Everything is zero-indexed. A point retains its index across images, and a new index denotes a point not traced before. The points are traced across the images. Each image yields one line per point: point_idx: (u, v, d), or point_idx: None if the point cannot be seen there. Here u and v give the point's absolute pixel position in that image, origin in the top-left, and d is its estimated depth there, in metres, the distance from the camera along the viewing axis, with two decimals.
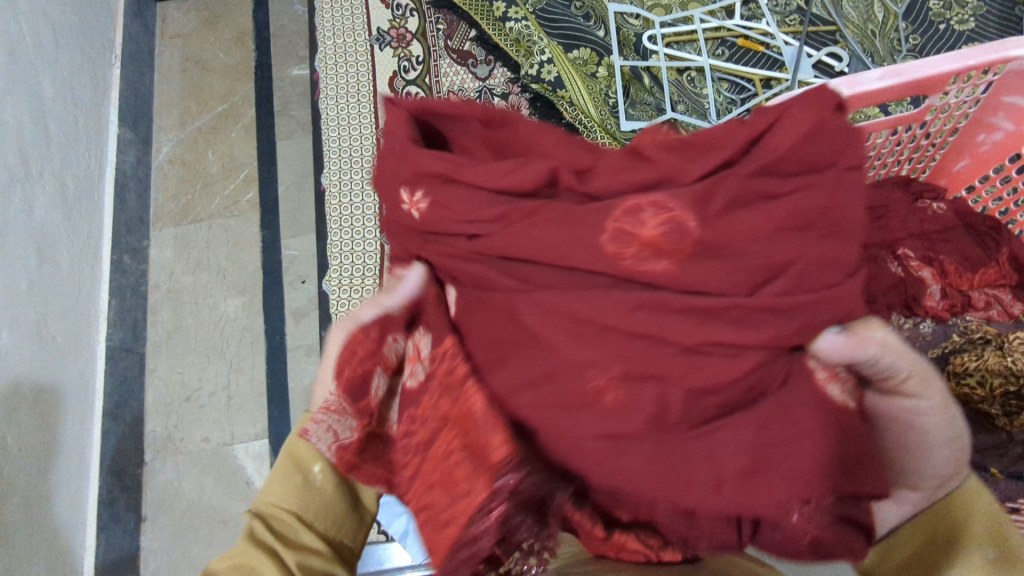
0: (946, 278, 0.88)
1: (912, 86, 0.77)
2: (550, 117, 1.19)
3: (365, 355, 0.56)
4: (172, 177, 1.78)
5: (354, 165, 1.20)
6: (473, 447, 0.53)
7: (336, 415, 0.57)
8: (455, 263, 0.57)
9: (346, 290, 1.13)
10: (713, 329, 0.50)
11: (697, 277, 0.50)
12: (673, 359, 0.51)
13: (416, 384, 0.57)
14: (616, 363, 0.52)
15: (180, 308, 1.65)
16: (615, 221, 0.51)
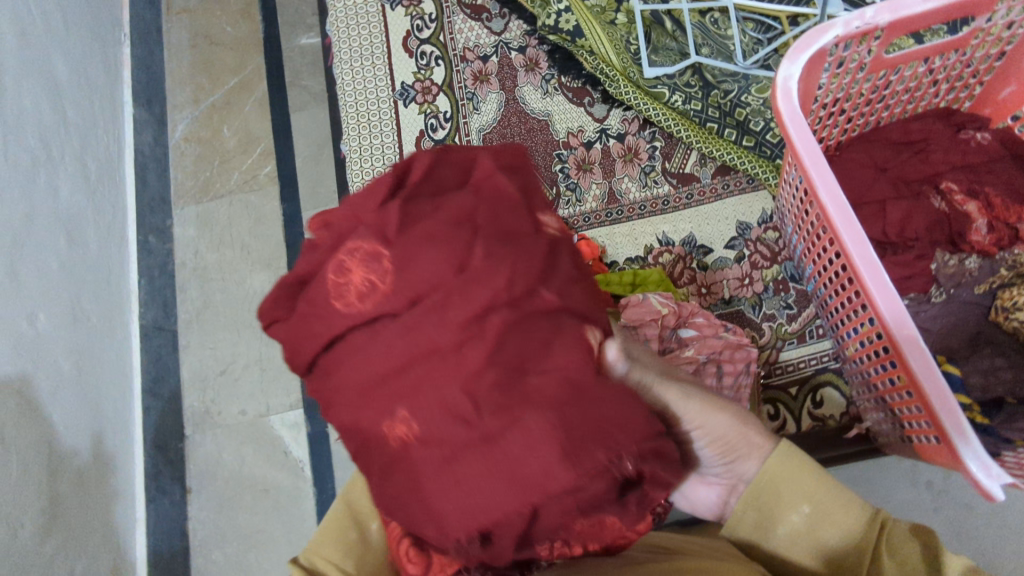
0: (993, 211, 0.84)
1: (956, 7, 0.73)
2: (569, 70, 1.16)
3: None
4: (189, 154, 1.77)
5: (373, 130, 1.18)
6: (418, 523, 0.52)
7: None
8: (351, 413, 0.51)
9: None
10: (450, 341, 0.47)
11: (435, 268, 0.48)
12: (451, 366, 0.47)
13: None
14: (437, 426, 0.48)
15: (208, 285, 1.66)
16: (398, 256, 0.48)
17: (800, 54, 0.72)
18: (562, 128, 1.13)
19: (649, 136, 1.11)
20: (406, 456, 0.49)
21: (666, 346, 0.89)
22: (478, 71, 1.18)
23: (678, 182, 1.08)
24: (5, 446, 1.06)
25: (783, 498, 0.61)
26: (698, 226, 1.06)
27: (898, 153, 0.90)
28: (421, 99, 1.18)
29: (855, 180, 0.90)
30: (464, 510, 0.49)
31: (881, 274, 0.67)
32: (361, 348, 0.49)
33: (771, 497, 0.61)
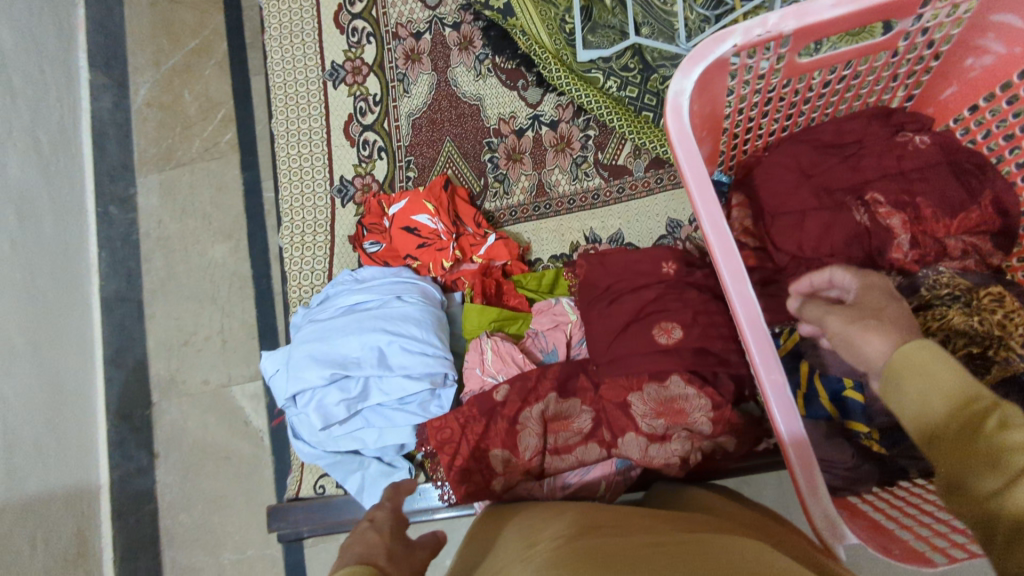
0: (920, 225, 0.79)
1: (874, 11, 0.63)
2: (504, 49, 1.09)
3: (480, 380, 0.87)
4: (151, 120, 1.72)
5: (302, 113, 1.13)
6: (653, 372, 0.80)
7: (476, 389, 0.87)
8: (660, 298, 0.82)
9: (299, 248, 1.08)
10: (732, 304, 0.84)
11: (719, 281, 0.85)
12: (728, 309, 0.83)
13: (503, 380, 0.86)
14: (718, 319, 0.81)
15: (171, 255, 1.64)
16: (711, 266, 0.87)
17: (695, 66, 0.64)
18: (493, 115, 1.08)
19: (583, 124, 1.05)
20: (694, 336, 0.80)
21: (575, 354, 0.89)
22: (410, 49, 1.12)
23: (610, 174, 1.03)
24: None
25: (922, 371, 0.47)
26: (627, 223, 1.02)
27: (826, 157, 0.83)
28: (350, 80, 1.12)
29: (776, 188, 0.84)
30: (683, 359, 0.79)
31: (759, 319, 0.62)
32: (698, 290, 0.83)
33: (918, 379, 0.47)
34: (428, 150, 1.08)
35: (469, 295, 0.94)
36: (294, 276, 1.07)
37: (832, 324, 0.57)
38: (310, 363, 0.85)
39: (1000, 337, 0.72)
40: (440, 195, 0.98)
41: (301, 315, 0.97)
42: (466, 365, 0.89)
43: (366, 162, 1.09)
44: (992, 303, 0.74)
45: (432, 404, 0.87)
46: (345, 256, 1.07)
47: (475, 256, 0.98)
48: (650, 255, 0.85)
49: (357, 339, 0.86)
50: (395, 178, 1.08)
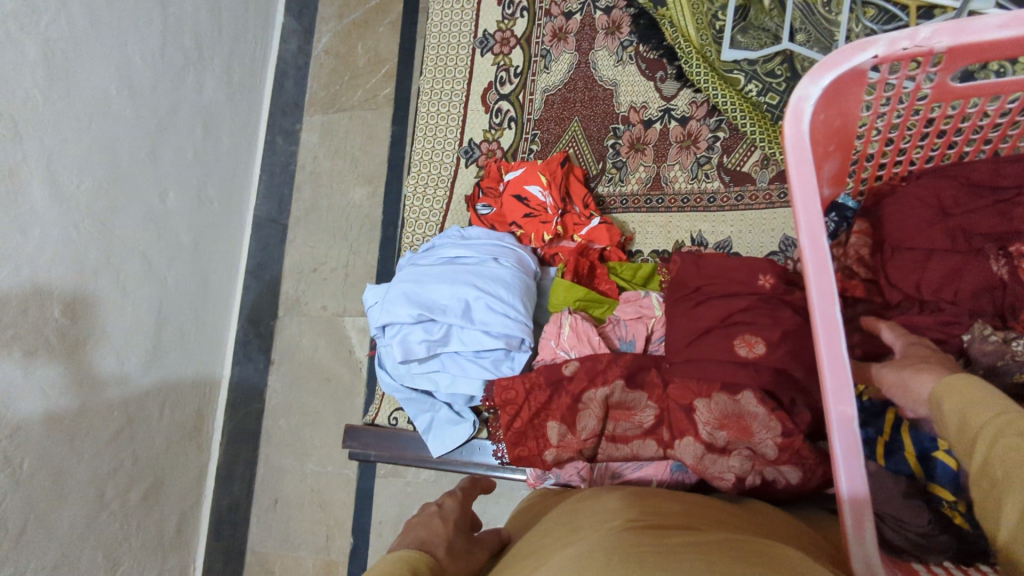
0: None
1: None
2: (649, 39, 1.08)
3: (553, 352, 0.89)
4: (326, 67, 1.89)
5: (446, 73, 1.20)
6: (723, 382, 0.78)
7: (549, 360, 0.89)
8: (748, 309, 0.79)
9: (419, 198, 1.16)
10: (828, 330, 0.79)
11: None
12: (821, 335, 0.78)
13: (573, 358, 0.87)
14: (808, 344, 0.77)
15: (319, 189, 1.81)
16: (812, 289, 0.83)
17: (826, 73, 0.60)
18: (625, 102, 1.08)
19: (714, 124, 1.02)
20: (776, 356, 0.76)
21: (653, 350, 0.89)
22: (559, 28, 1.15)
23: (731, 180, 1.00)
24: (125, 293, 1.26)
25: (963, 393, 0.52)
26: (739, 233, 0.98)
27: (974, 198, 0.73)
28: (497, 50, 1.18)
29: (906, 222, 0.76)
30: (757, 376, 0.76)
31: (840, 346, 0.56)
32: (791, 310, 0.79)
33: (959, 399, 0.52)
34: (554, 127, 1.11)
35: (560, 270, 0.96)
36: (410, 222, 1.15)
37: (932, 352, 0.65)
38: (402, 301, 0.92)
39: None
40: (555, 170, 1.01)
41: (407, 258, 1.05)
42: (543, 336, 0.91)
43: (495, 129, 1.15)
44: None
45: (505, 364, 0.92)
46: (458, 214, 1.13)
47: (576, 235, 1.00)
48: (748, 265, 0.82)
49: (449, 288, 0.91)
50: (518, 149, 1.12)
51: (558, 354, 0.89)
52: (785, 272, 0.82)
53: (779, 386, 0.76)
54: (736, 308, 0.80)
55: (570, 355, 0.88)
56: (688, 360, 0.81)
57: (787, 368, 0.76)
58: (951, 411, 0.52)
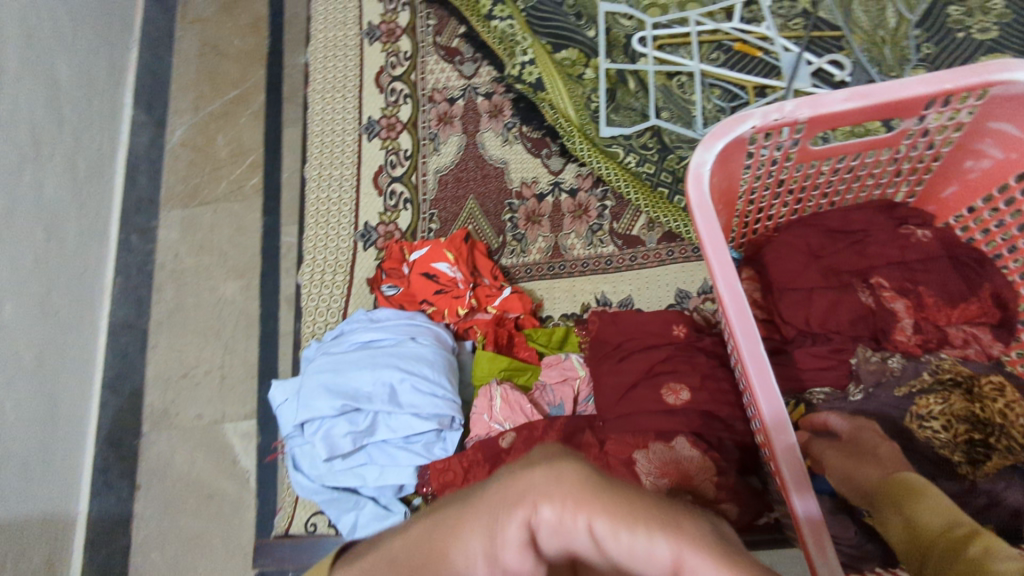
0: (922, 312, 0.82)
1: (883, 107, 0.71)
2: (531, 120, 1.17)
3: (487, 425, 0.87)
4: (184, 159, 1.73)
5: (334, 160, 1.20)
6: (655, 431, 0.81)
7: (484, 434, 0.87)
8: (667, 359, 0.84)
9: (318, 286, 1.12)
10: None
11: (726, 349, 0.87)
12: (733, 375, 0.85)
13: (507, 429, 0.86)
14: (724, 384, 0.83)
15: (183, 285, 1.61)
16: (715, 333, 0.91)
17: (716, 142, 0.70)
18: (516, 178, 1.14)
19: (601, 194, 1.11)
20: (699, 400, 0.82)
21: (581, 410, 0.90)
22: (443, 112, 1.20)
23: (624, 243, 1.08)
24: None
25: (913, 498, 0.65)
26: (638, 290, 1.05)
27: (834, 241, 0.87)
28: (384, 135, 1.19)
29: (785, 266, 0.87)
30: (686, 421, 0.81)
31: (770, 377, 0.63)
32: (703, 355, 0.85)
33: (910, 499, 0.65)
34: (451, 206, 1.14)
35: (482, 343, 0.97)
36: (309, 311, 1.10)
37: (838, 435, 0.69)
38: (321, 393, 0.86)
39: (1001, 426, 0.75)
40: (460, 247, 1.03)
41: (314, 349, 0.99)
42: (474, 411, 0.89)
43: (391, 211, 1.14)
44: (994, 392, 0.76)
45: (437, 446, 0.87)
46: (361, 297, 1.09)
47: (490, 307, 1.01)
48: (661, 318, 0.89)
49: (370, 374, 0.87)
50: (417, 229, 1.13)
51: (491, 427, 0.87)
52: (692, 320, 0.89)
53: (708, 428, 0.81)
54: (657, 359, 0.85)
55: (505, 426, 0.87)
56: (620, 415, 0.84)
57: (711, 409, 0.81)
58: (903, 510, 0.65)
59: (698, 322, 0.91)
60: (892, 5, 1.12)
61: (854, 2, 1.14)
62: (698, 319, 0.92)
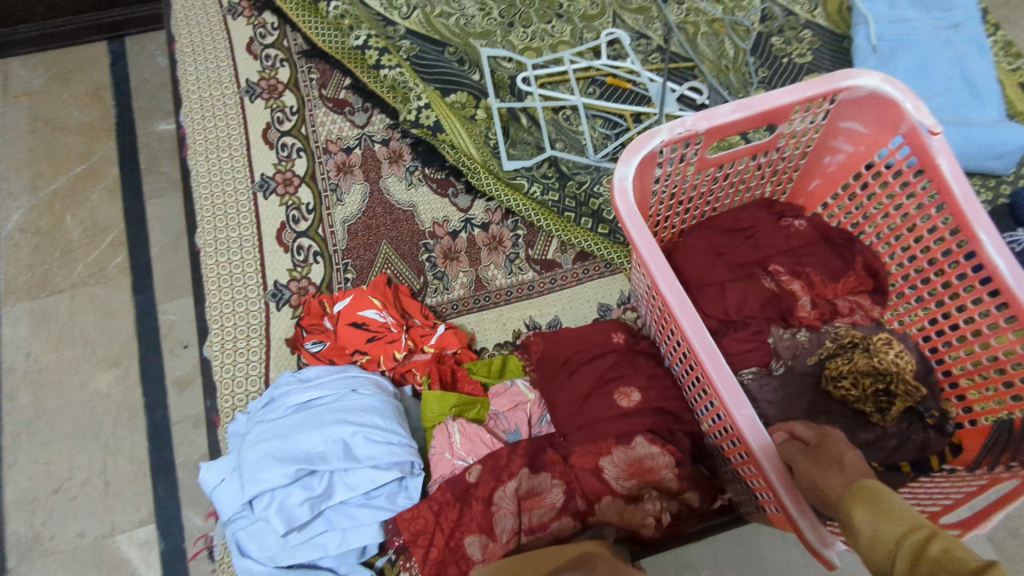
0: (814, 289, 0.94)
1: (762, 115, 0.82)
2: (432, 162, 1.19)
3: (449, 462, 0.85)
4: (24, 246, 1.42)
5: (229, 222, 1.13)
6: (616, 436, 0.84)
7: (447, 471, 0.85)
8: (613, 365, 0.88)
9: (230, 356, 1.04)
10: None
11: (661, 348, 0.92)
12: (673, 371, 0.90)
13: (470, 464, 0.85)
14: (669, 379, 0.87)
15: (42, 390, 1.29)
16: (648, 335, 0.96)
17: (633, 157, 0.77)
18: (427, 219, 1.15)
19: (512, 225, 1.15)
20: (651, 397, 0.85)
21: (536, 432, 0.91)
22: (341, 162, 1.18)
23: (542, 268, 1.12)
24: None
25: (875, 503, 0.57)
26: (562, 310, 1.10)
27: (731, 239, 0.97)
28: (282, 191, 1.16)
29: (695, 266, 0.96)
30: (642, 420, 0.84)
31: (720, 360, 0.71)
32: (644, 356, 0.90)
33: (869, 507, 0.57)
34: (365, 253, 1.12)
35: (427, 384, 0.96)
36: (225, 384, 1.01)
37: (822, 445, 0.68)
38: (268, 463, 0.80)
39: (898, 372, 0.83)
40: (385, 292, 1.01)
41: (243, 421, 0.91)
42: (434, 452, 0.87)
43: (301, 266, 1.10)
44: (884, 345, 0.86)
45: (400, 496, 0.84)
46: (282, 359, 1.03)
47: (427, 346, 0.99)
48: (600, 329, 0.94)
49: (319, 433, 0.82)
50: (333, 281, 1.09)
51: (453, 463, 0.85)
52: (627, 326, 0.94)
53: (663, 423, 0.84)
54: (603, 367, 0.89)
55: (467, 458, 0.85)
56: (579, 427, 0.86)
57: (663, 405, 0.84)
58: (860, 515, 0.57)
59: (631, 327, 0.96)
60: (729, 38, 1.30)
61: (698, 36, 1.30)
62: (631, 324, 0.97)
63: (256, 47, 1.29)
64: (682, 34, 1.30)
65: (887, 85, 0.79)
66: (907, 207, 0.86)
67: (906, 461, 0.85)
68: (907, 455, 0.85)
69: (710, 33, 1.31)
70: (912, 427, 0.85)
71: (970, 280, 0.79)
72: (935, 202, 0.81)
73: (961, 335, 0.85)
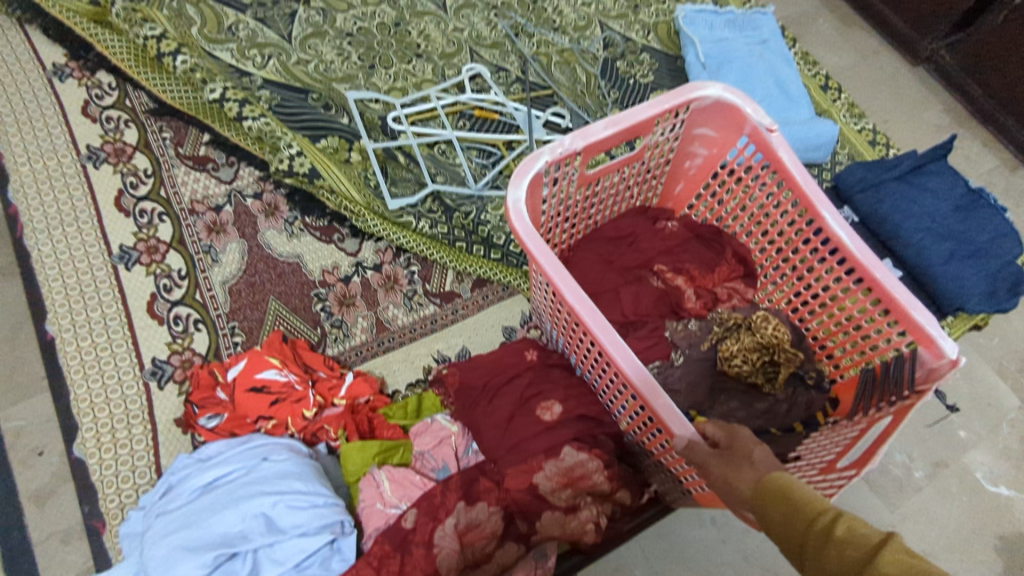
0: (695, 282, 1.02)
1: (630, 129, 0.88)
2: (312, 210, 1.15)
3: (382, 511, 0.82)
4: None
5: (88, 303, 1.02)
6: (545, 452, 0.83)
7: (382, 521, 0.81)
8: (530, 382, 0.89)
9: (110, 450, 0.92)
10: None
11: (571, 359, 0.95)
12: None
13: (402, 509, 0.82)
14: (584, 388, 0.90)
15: None
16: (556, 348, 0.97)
17: (523, 179, 0.80)
18: (316, 268, 1.11)
19: (404, 263, 1.14)
20: (572, 408, 0.86)
21: (465, 464, 0.89)
22: (212, 222, 1.11)
23: (442, 300, 1.12)
24: None
25: (785, 495, 0.61)
26: (468, 339, 1.10)
27: (617, 247, 1.04)
28: (146, 259, 1.06)
29: (590, 276, 1.02)
30: (568, 431, 0.85)
31: (634, 358, 0.74)
32: (558, 369, 0.91)
33: (779, 501, 0.60)
34: (252, 312, 1.05)
35: (344, 437, 0.90)
36: (110, 482, 0.91)
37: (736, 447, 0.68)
38: (180, 558, 0.72)
39: (778, 344, 0.92)
40: (283, 349, 0.96)
41: (139, 519, 0.81)
42: (363, 505, 0.83)
43: (181, 338, 1.01)
44: (763, 321, 0.94)
45: (334, 560, 0.76)
46: (174, 442, 0.93)
47: (337, 398, 0.95)
48: (511, 349, 0.94)
49: (235, 511, 0.74)
50: (220, 348, 1.01)
51: (384, 512, 0.81)
52: (536, 343, 0.96)
53: (587, 430, 0.86)
54: (522, 386, 0.89)
55: (400, 503, 0.82)
56: (509, 449, 0.85)
57: (583, 413, 0.86)
58: (778, 505, 0.60)
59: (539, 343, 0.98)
60: (580, 65, 1.40)
61: (552, 66, 1.39)
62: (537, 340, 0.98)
63: (95, 109, 1.18)
64: (537, 65, 1.38)
65: (729, 93, 0.89)
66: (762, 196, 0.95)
67: (798, 421, 0.92)
68: (798, 415, 0.92)
69: (563, 62, 1.40)
70: (798, 390, 0.93)
71: (821, 252, 0.90)
72: (783, 190, 0.92)
73: (823, 302, 0.96)
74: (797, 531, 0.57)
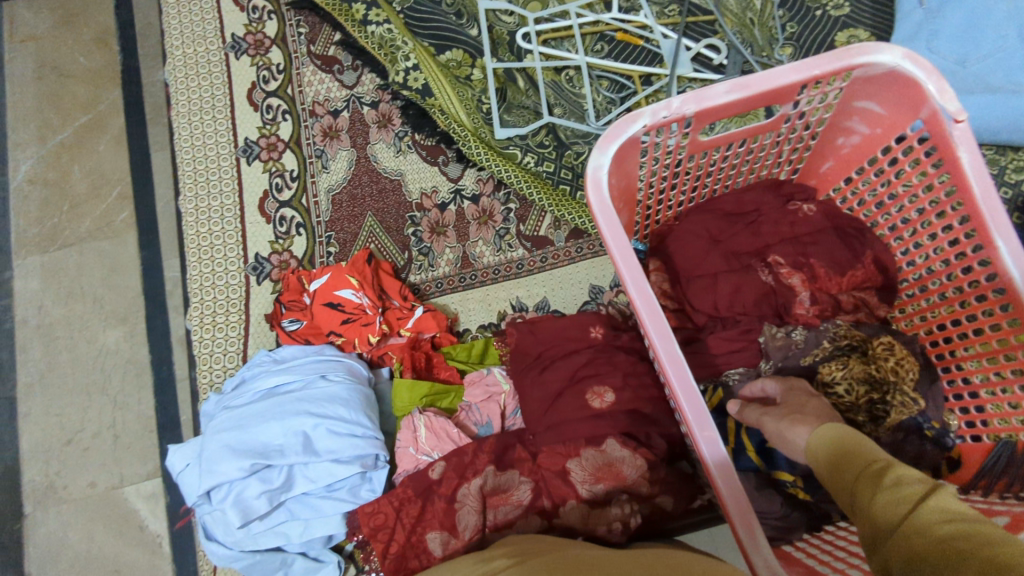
0: (817, 284, 0.84)
1: (761, 95, 0.72)
2: (423, 127, 1.12)
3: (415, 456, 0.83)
4: (35, 200, 1.18)
5: (211, 190, 1.11)
6: (586, 440, 0.80)
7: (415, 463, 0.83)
8: (587, 362, 0.84)
9: (210, 329, 1.04)
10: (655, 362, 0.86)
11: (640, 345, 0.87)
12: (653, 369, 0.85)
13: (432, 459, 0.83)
14: (643, 381, 0.82)
15: (54, 345, 1.11)
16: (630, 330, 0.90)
17: (610, 144, 0.69)
18: (415, 189, 1.09)
19: (503, 198, 1.08)
20: (623, 401, 0.81)
21: (510, 425, 0.88)
22: (328, 126, 1.12)
23: (532, 245, 1.06)
24: None
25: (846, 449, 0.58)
26: (551, 291, 1.04)
27: (731, 225, 0.88)
28: (265, 156, 1.12)
29: (688, 254, 0.88)
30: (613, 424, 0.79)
31: (687, 374, 0.64)
32: (621, 354, 0.84)
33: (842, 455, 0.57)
34: (349, 225, 1.07)
35: (398, 370, 0.92)
36: (204, 360, 1.03)
37: (772, 421, 0.70)
38: (226, 455, 0.80)
39: (895, 382, 0.78)
40: (364, 269, 0.96)
41: (214, 402, 0.90)
42: (399, 445, 0.85)
43: (283, 238, 1.07)
44: (885, 350, 0.80)
45: (363, 488, 0.82)
46: (261, 335, 1.03)
47: (403, 330, 0.96)
48: (578, 321, 0.88)
49: (280, 425, 0.81)
50: (313, 254, 1.06)
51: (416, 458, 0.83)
52: (607, 320, 0.89)
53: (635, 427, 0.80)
54: (577, 365, 0.84)
55: (432, 452, 0.83)
56: (549, 426, 0.82)
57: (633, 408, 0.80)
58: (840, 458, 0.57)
59: (611, 319, 0.90)
60: None
61: None
62: (611, 317, 0.91)
63: None
64: None
65: (909, 62, 0.68)
66: (924, 200, 0.76)
67: None
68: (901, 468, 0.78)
69: None
70: (908, 437, 0.78)
71: (982, 287, 0.71)
72: (952, 198, 0.72)
73: (970, 345, 0.77)
74: (852, 478, 0.54)
